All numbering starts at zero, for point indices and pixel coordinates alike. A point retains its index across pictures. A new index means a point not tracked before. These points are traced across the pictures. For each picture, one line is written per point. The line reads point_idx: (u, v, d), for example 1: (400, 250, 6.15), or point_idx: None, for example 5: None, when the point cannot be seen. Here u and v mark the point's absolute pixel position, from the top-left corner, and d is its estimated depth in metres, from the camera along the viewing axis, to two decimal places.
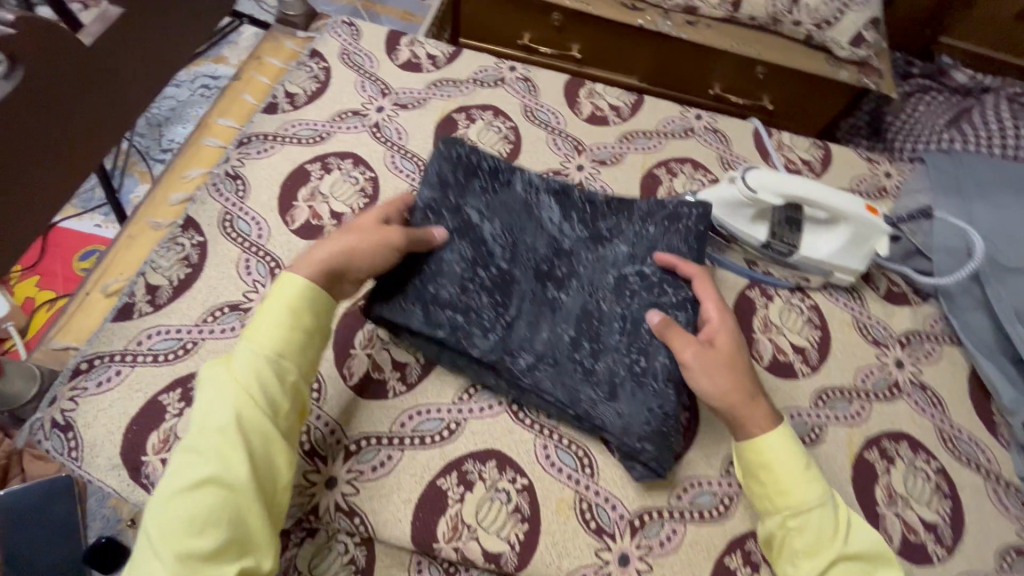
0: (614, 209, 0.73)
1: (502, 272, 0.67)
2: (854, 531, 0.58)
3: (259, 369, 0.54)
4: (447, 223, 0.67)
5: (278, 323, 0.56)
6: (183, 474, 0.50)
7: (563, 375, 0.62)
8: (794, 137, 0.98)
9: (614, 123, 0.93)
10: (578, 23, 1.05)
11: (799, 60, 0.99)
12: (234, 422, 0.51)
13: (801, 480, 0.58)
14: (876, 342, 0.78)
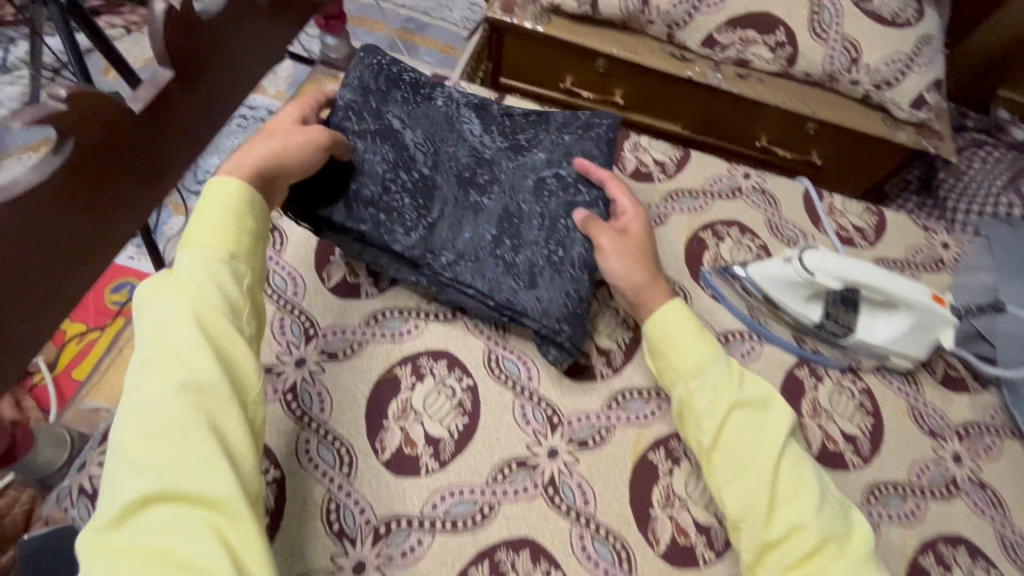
0: (531, 123, 0.81)
1: (424, 177, 0.72)
2: (748, 385, 0.65)
3: (211, 268, 0.54)
4: (368, 125, 0.71)
5: (214, 223, 0.56)
6: (145, 391, 0.49)
7: (484, 269, 0.70)
8: (845, 200, 0.94)
9: (659, 180, 0.90)
10: (624, 70, 1.02)
11: (853, 119, 0.96)
12: (194, 331, 0.50)
13: (692, 346, 0.66)
14: (932, 432, 0.74)
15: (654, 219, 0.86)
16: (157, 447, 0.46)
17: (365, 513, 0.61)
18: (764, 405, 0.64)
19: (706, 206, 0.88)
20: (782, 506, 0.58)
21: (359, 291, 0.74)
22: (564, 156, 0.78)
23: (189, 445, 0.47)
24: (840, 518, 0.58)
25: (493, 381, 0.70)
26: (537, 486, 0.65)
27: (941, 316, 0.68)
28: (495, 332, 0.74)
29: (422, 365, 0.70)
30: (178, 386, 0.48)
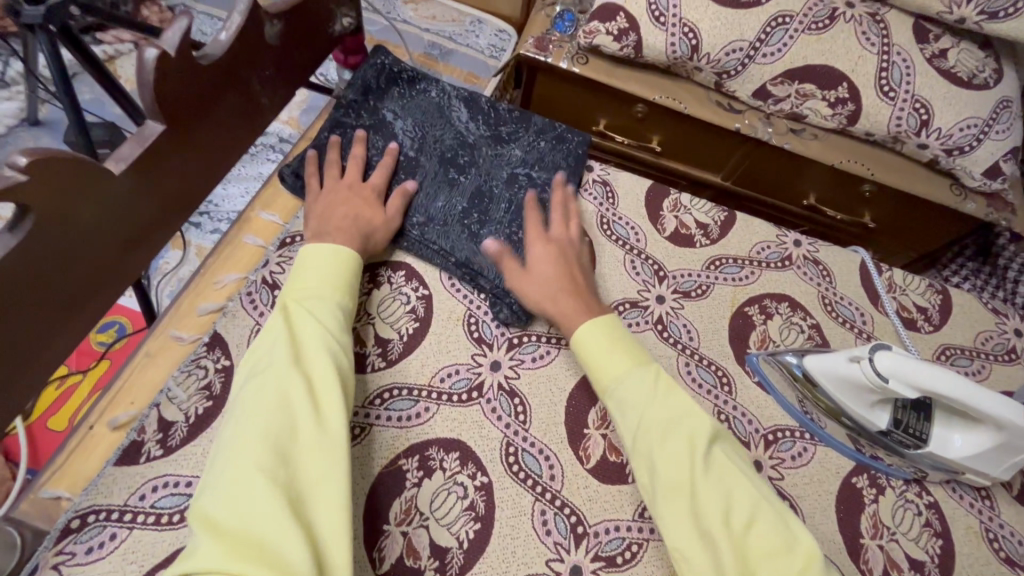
0: (514, 119, 0.85)
1: (409, 159, 0.78)
2: (670, 395, 0.59)
3: (333, 318, 0.59)
4: (366, 119, 0.79)
5: (337, 273, 0.63)
6: (266, 399, 0.51)
7: (450, 232, 0.74)
8: (907, 274, 0.84)
9: (701, 245, 0.82)
10: (663, 117, 0.94)
11: (915, 183, 0.88)
12: (318, 367, 0.55)
13: (611, 358, 0.62)
14: (1011, 561, 0.64)
15: (696, 290, 0.77)
16: (276, 450, 0.48)
17: None
18: (683, 407, 0.58)
19: (752, 277, 0.80)
20: (711, 519, 0.51)
21: (364, 363, 0.66)
22: (538, 161, 0.82)
23: (309, 460, 0.50)
24: (779, 531, 0.51)
25: (511, 478, 0.62)
26: None
27: None
28: (515, 418, 0.65)
29: (431, 457, 0.61)
30: (305, 400, 0.52)
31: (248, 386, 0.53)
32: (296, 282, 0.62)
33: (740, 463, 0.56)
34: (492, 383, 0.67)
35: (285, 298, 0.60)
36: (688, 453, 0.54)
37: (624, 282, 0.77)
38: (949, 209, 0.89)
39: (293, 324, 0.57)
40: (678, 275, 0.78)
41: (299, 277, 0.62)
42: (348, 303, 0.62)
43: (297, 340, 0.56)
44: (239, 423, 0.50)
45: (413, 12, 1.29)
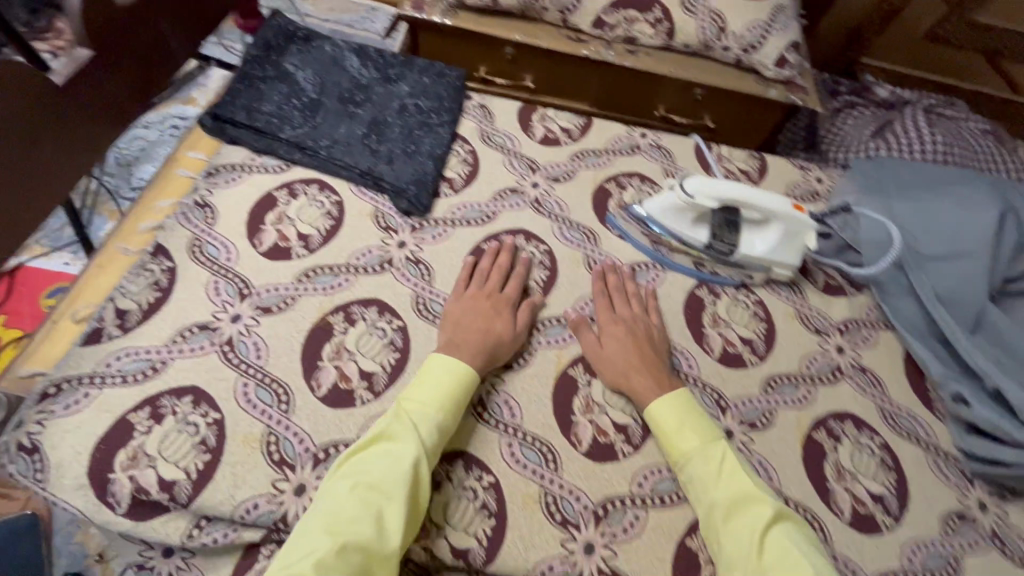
0: (400, 63, 1.01)
1: (312, 100, 0.93)
2: (729, 469, 0.65)
3: (430, 443, 0.62)
4: (270, 72, 0.94)
5: (446, 394, 0.65)
6: (354, 509, 0.55)
7: (353, 150, 0.89)
8: (732, 149, 1.06)
9: (566, 143, 1.00)
10: (529, 56, 1.14)
11: (730, 80, 1.10)
12: (402, 488, 0.58)
13: (682, 430, 0.67)
14: (817, 330, 0.83)
15: (564, 176, 0.96)
16: (340, 558, 0.52)
17: (304, 442, 0.65)
18: (742, 478, 0.64)
19: (609, 162, 0.99)
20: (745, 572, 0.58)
21: (289, 253, 0.79)
22: (424, 93, 0.99)
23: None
24: None
25: (422, 320, 0.76)
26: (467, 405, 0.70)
27: (801, 221, 0.80)
28: (423, 279, 0.80)
29: (354, 312, 0.75)
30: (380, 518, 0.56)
31: (343, 482, 0.58)
32: (413, 392, 0.65)
33: (800, 544, 0.59)
34: (400, 257, 0.81)
35: (399, 405, 0.64)
36: (741, 515, 0.61)
37: (504, 176, 0.94)
38: (758, 98, 1.12)
39: (399, 439, 0.61)
40: (549, 166, 0.97)
41: (418, 389, 0.66)
42: (447, 425, 0.64)
43: (399, 457, 0.59)
44: (325, 509, 0.56)
45: (313, 7, 1.45)
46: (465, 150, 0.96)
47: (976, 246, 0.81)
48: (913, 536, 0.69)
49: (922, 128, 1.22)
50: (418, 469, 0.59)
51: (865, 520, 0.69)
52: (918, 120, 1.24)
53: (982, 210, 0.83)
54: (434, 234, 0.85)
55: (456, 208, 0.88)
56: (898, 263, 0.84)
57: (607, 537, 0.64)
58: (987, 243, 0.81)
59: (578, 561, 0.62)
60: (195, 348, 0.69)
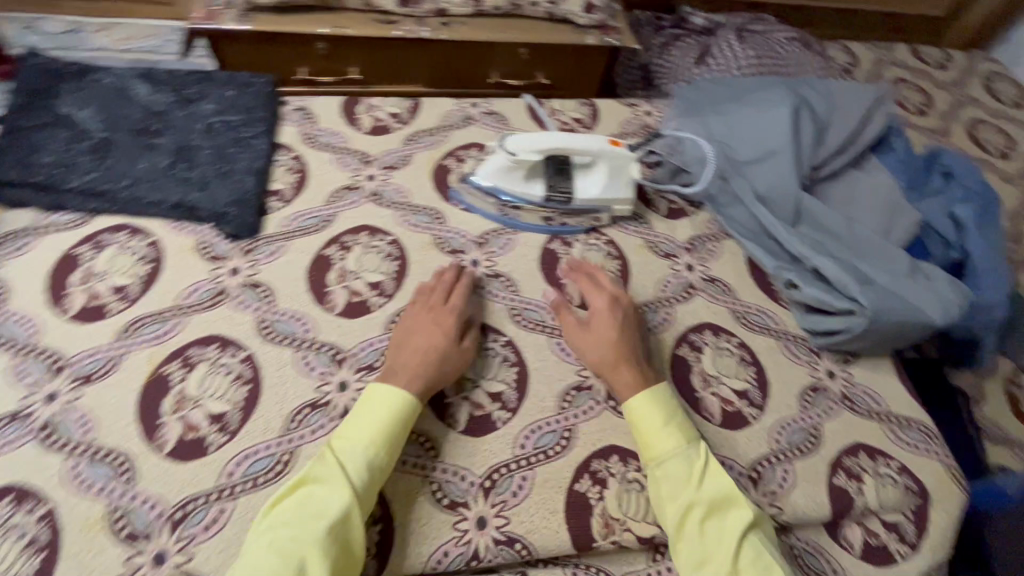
0: (197, 80, 0.94)
1: (101, 139, 0.84)
2: (710, 472, 0.63)
3: (360, 485, 0.59)
4: (44, 120, 0.85)
5: (378, 431, 0.61)
6: (271, 564, 0.52)
7: (159, 184, 0.81)
8: (564, 101, 1.07)
9: (397, 129, 0.98)
10: (345, 47, 1.10)
11: (546, 34, 1.13)
12: (325, 538, 0.54)
13: (659, 430, 0.65)
14: (667, 254, 0.87)
15: (399, 162, 0.93)
16: None
17: (156, 507, 0.60)
18: (723, 477, 0.63)
19: (444, 138, 0.97)
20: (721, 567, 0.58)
21: (105, 310, 0.72)
22: (231, 106, 0.92)
23: None
24: None
25: (269, 344, 0.72)
26: (334, 419, 0.67)
27: (622, 155, 0.83)
28: (264, 302, 0.75)
29: (191, 355, 0.70)
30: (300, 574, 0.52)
31: (267, 533, 0.55)
32: (346, 433, 0.62)
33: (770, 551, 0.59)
34: (235, 285, 0.76)
35: (330, 449, 0.61)
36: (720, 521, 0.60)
37: (337, 175, 0.90)
38: (578, 46, 1.15)
39: (331, 489, 0.57)
40: (383, 155, 0.94)
41: (351, 422, 0.62)
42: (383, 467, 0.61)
43: (325, 504, 0.56)
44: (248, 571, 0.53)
45: (107, 38, 1.32)
46: (290, 158, 0.90)
47: (780, 141, 0.88)
48: (778, 418, 0.74)
49: (736, 46, 1.31)
50: (345, 517, 0.57)
51: (735, 417, 0.73)
52: (731, 41, 1.33)
53: (778, 107, 0.90)
54: (270, 252, 0.80)
55: (289, 219, 0.83)
56: (721, 173, 0.89)
57: (498, 506, 0.64)
58: (788, 137, 0.88)
59: (473, 538, 0.62)
60: (7, 441, 0.62)
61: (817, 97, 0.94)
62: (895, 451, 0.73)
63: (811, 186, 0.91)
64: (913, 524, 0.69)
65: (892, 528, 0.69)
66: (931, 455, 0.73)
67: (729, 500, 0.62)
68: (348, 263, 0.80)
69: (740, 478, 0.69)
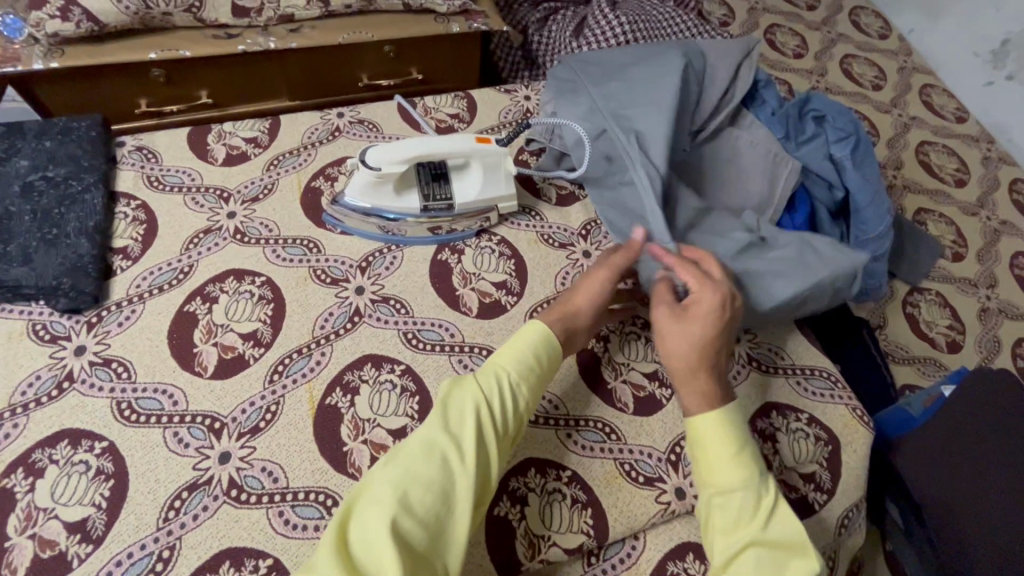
0: (4, 135, 0.81)
1: None
2: (780, 509, 0.59)
3: (501, 406, 0.60)
4: None
5: (531, 360, 0.63)
6: (424, 462, 0.55)
7: None
8: (437, 97, 1.01)
9: (256, 155, 0.89)
10: (186, 71, 0.99)
11: (408, 27, 1.06)
12: (471, 448, 0.57)
13: (724, 460, 0.60)
14: (562, 245, 0.84)
15: (262, 192, 0.85)
16: (399, 509, 0.52)
17: None
18: (787, 520, 0.58)
19: (310, 158, 0.89)
20: None
21: None
22: (51, 159, 0.81)
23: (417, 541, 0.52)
24: None
25: (130, 427, 0.63)
26: (217, 497, 0.60)
27: (494, 151, 0.79)
28: (119, 380, 0.66)
29: (36, 460, 0.60)
30: (446, 474, 0.55)
31: (417, 433, 0.58)
32: (504, 353, 0.64)
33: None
34: (81, 366, 0.67)
35: (493, 364, 0.63)
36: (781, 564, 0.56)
37: (192, 218, 0.81)
38: (446, 35, 1.09)
39: (477, 412, 0.58)
40: (242, 187, 0.85)
41: (510, 345, 0.65)
42: (523, 399, 0.62)
43: (472, 419, 0.58)
44: (388, 471, 0.55)
45: None
46: (134, 208, 0.81)
47: (660, 115, 0.85)
48: None
49: (610, 14, 1.28)
50: (488, 435, 0.59)
51: (648, 401, 0.72)
52: (605, 9, 1.29)
53: (658, 78, 0.88)
54: (121, 321, 0.71)
55: (139, 278, 0.74)
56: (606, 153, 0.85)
57: None
58: (667, 105, 0.84)
59: None
60: None
61: (692, 59, 0.92)
62: (803, 404, 0.74)
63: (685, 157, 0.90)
64: (828, 472, 0.71)
65: (810, 479, 0.70)
66: (837, 399, 0.75)
67: (792, 546, 0.57)
68: (216, 316, 0.72)
69: (660, 464, 0.68)
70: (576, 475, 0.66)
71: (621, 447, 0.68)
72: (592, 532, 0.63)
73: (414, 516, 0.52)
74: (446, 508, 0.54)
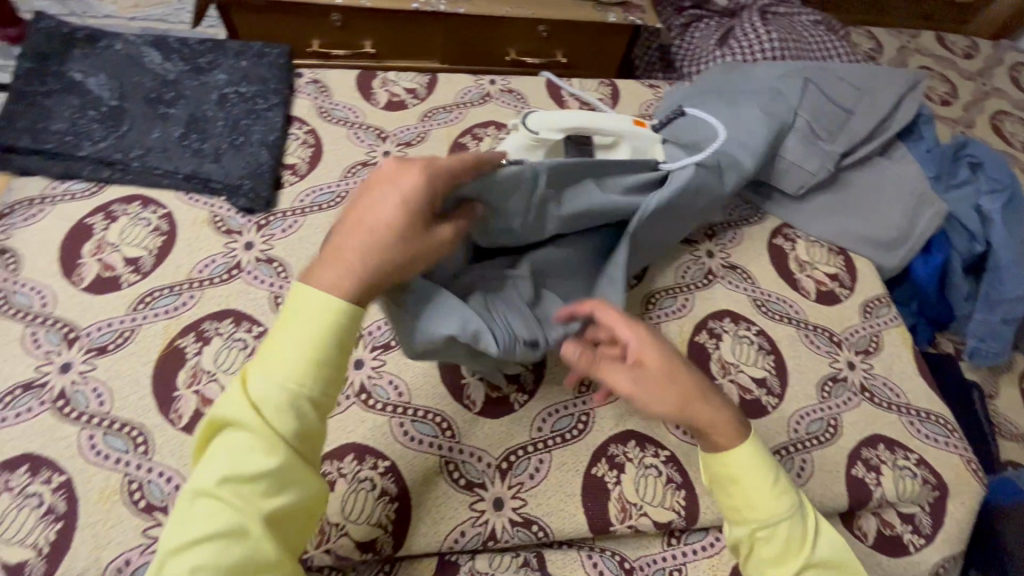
0: (210, 49, 0.92)
1: (113, 108, 0.82)
2: (821, 535, 0.56)
3: (283, 413, 0.47)
4: (52, 85, 0.82)
5: (312, 354, 0.48)
6: (205, 519, 0.45)
7: (172, 155, 0.80)
8: (583, 81, 1.05)
9: (413, 105, 0.95)
10: (360, 19, 1.08)
11: (568, 10, 1.10)
12: (257, 480, 0.46)
13: (767, 497, 0.55)
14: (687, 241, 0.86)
15: (415, 139, 0.91)
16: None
17: (171, 480, 0.59)
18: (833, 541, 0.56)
19: (461, 116, 0.95)
20: None
21: (119, 282, 0.71)
22: (245, 77, 0.90)
23: None
24: None
25: None
26: (349, 397, 0.66)
27: (646, 136, 0.81)
28: (278, 278, 0.74)
29: (206, 329, 0.69)
30: (235, 529, 0.45)
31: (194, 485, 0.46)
32: (267, 352, 0.49)
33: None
34: (249, 260, 0.75)
35: (265, 368, 0.48)
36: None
37: (353, 151, 0.88)
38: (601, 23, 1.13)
39: (253, 436, 0.46)
40: (398, 131, 0.92)
41: (284, 333, 0.49)
42: (316, 394, 0.49)
43: (245, 450, 0.46)
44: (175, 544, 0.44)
45: (115, 6, 1.29)
46: (304, 132, 0.89)
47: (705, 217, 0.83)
48: (796, 408, 0.73)
49: (758, 28, 1.27)
50: (275, 453, 0.47)
51: (754, 405, 0.73)
52: (755, 24, 1.28)
53: (817, 115, 0.90)
54: (286, 227, 0.79)
55: (304, 194, 0.82)
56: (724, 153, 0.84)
57: (515, 488, 0.63)
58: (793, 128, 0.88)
59: (489, 518, 0.62)
60: (22, 411, 0.61)
61: (834, 87, 0.92)
62: (913, 444, 0.72)
63: (813, 182, 0.87)
64: (929, 517, 0.69)
65: (908, 519, 0.69)
66: (950, 449, 0.73)
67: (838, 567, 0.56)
68: None
69: None
70: (673, 456, 0.67)
71: None
72: (683, 513, 0.64)
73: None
74: (261, 549, 0.45)
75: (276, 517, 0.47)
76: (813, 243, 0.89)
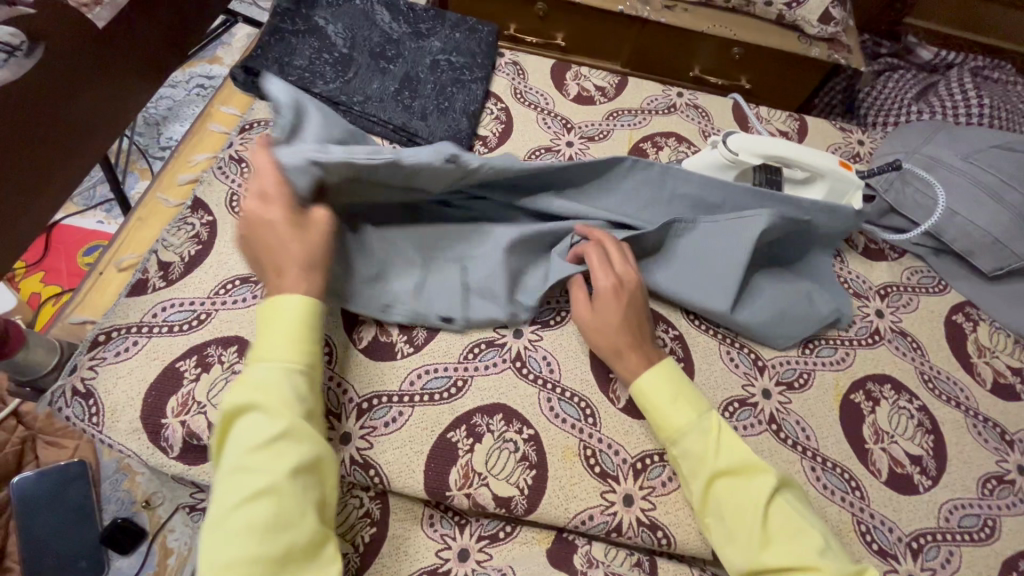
0: (432, 18, 0.99)
1: (344, 55, 0.91)
2: (725, 441, 0.60)
3: (285, 383, 0.52)
4: (300, 26, 0.93)
5: (298, 334, 0.55)
6: (240, 487, 0.47)
7: (387, 106, 0.87)
8: (771, 110, 1.02)
9: (601, 102, 0.98)
10: (562, 12, 1.12)
11: (767, 37, 1.09)
12: (274, 436, 0.49)
13: (670, 408, 0.62)
14: (857, 294, 0.82)
15: (598, 135, 0.94)
16: (256, 531, 0.46)
17: (347, 393, 0.66)
18: (740, 445, 0.59)
19: (645, 121, 0.96)
20: (761, 533, 0.55)
21: None
22: (456, 48, 0.97)
23: (290, 536, 0.47)
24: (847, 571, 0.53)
25: None
26: (506, 361, 0.70)
27: (848, 179, 0.79)
28: None
29: None
30: (265, 485, 0.47)
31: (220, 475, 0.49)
32: (253, 355, 0.54)
33: (805, 515, 0.57)
34: None
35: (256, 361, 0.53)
36: (746, 489, 0.57)
37: (538, 133, 0.92)
38: (800, 57, 1.10)
39: (260, 410, 0.50)
40: (584, 125, 0.95)
41: (263, 336, 0.55)
42: (310, 369, 0.55)
43: (255, 420, 0.50)
44: (218, 520, 0.47)
45: None
46: (498, 108, 0.94)
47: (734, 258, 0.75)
48: (949, 496, 0.69)
49: (967, 86, 1.18)
50: (283, 411, 0.51)
51: (904, 480, 0.69)
52: (964, 82, 1.19)
53: None
54: None
55: None
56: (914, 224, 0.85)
57: (646, 489, 0.65)
58: (1007, 203, 0.82)
59: (618, 511, 0.63)
60: (237, 299, 0.70)
61: None
62: None
63: (1016, 265, 0.82)
64: None
65: None
66: None
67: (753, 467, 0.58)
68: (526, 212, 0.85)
69: (899, 544, 0.65)
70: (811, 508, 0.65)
71: (863, 506, 0.66)
72: None
73: (277, 532, 0.46)
74: (293, 499, 0.48)
75: (304, 471, 0.50)
76: (997, 328, 0.82)
